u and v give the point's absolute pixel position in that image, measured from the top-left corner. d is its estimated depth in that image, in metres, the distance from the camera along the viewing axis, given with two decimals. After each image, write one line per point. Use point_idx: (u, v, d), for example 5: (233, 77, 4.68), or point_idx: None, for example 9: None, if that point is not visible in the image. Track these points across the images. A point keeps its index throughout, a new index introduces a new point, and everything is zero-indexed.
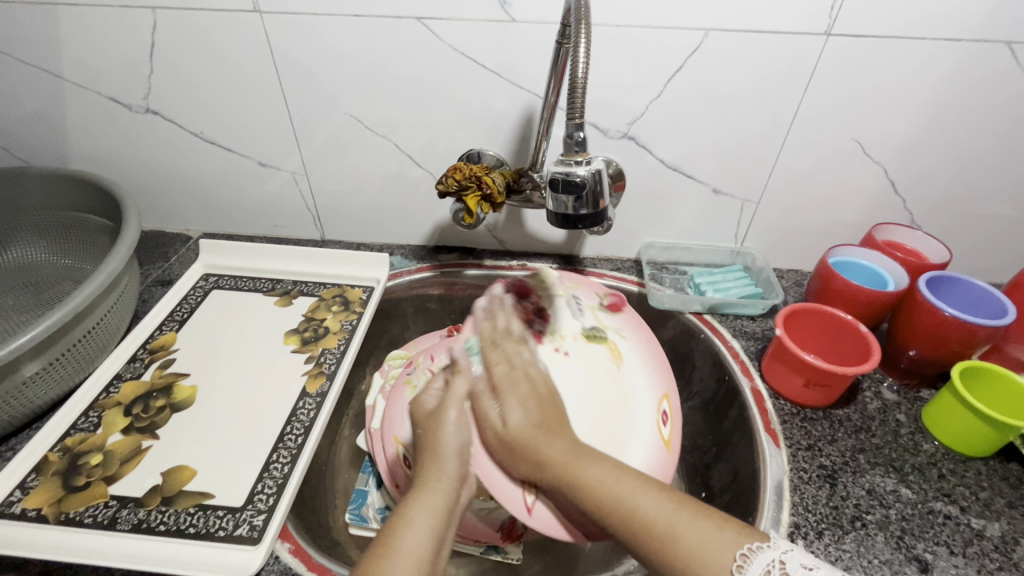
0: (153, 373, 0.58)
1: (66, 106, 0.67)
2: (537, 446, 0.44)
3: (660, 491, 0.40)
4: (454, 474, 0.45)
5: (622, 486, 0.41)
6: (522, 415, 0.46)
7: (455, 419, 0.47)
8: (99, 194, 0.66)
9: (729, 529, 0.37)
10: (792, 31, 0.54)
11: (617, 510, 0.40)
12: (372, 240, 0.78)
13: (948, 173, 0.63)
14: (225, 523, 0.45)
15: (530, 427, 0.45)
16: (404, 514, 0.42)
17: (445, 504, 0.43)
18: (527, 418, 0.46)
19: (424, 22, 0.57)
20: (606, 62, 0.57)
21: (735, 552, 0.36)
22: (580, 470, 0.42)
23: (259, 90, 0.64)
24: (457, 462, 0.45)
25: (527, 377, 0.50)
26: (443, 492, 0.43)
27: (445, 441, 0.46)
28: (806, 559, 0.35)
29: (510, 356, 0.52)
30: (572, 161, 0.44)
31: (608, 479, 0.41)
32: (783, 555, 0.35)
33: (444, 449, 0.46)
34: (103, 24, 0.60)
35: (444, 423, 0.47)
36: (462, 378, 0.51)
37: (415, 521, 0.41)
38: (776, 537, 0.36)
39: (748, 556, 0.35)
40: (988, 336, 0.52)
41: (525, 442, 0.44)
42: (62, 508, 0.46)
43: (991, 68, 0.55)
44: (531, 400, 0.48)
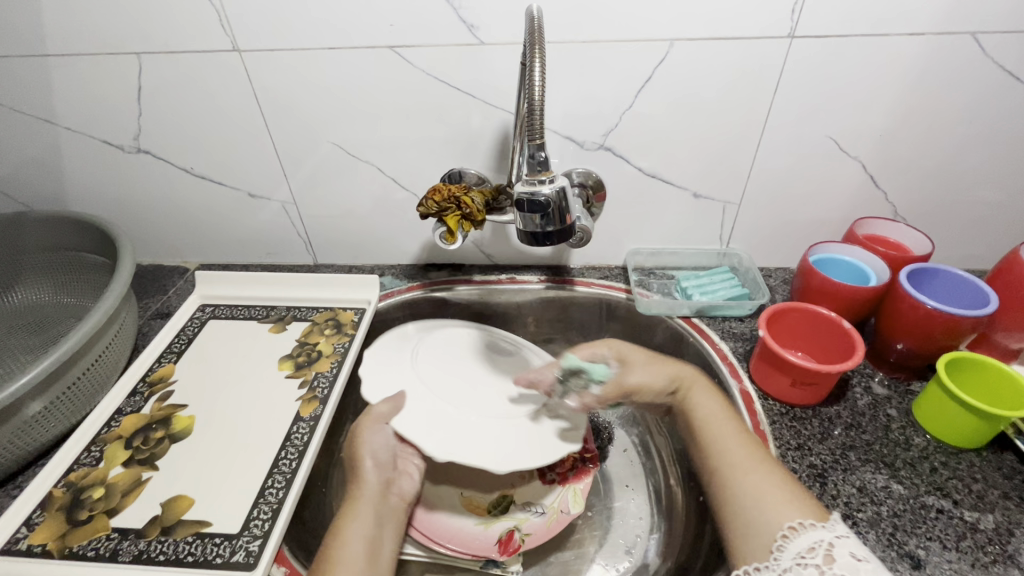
0: (152, 406, 0.60)
1: (62, 151, 0.70)
2: (682, 395, 0.55)
3: (763, 456, 0.48)
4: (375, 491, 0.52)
5: (734, 447, 0.48)
6: (648, 375, 0.56)
7: (371, 432, 0.54)
8: (97, 233, 0.68)
9: (788, 505, 0.43)
10: (755, 37, 0.55)
11: (721, 460, 0.48)
12: (364, 262, 0.80)
13: (928, 164, 0.63)
14: (221, 550, 0.46)
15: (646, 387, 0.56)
16: (338, 532, 0.47)
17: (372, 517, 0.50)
18: (658, 377, 0.56)
19: (397, 50, 0.58)
20: (575, 78, 0.58)
21: (784, 527, 0.42)
22: (706, 416, 0.52)
23: (243, 125, 0.66)
24: (377, 484, 0.53)
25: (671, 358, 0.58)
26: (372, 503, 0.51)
27: (363, 465, 0.53)
28: (856, 549, 0.39)
29: (627, 356, 0.58)
30: (536, 181, 0.46)
31: (713, 415, 0.52)
32: (835, 538, 0.40)
33: (364, 474, 0.52)
34: (93, 71, 0.62)
35: (363, 442, 0.54)
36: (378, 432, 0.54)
37: (349, 532, 0.47)
38: (834, 524, 0.41)
39: (794, 530, 0.41)
40: (972, 326, 0.52)
41: (657, 389, 0.56)
42: (66, 543, 0.47)
43: (958, 59, 0.55)
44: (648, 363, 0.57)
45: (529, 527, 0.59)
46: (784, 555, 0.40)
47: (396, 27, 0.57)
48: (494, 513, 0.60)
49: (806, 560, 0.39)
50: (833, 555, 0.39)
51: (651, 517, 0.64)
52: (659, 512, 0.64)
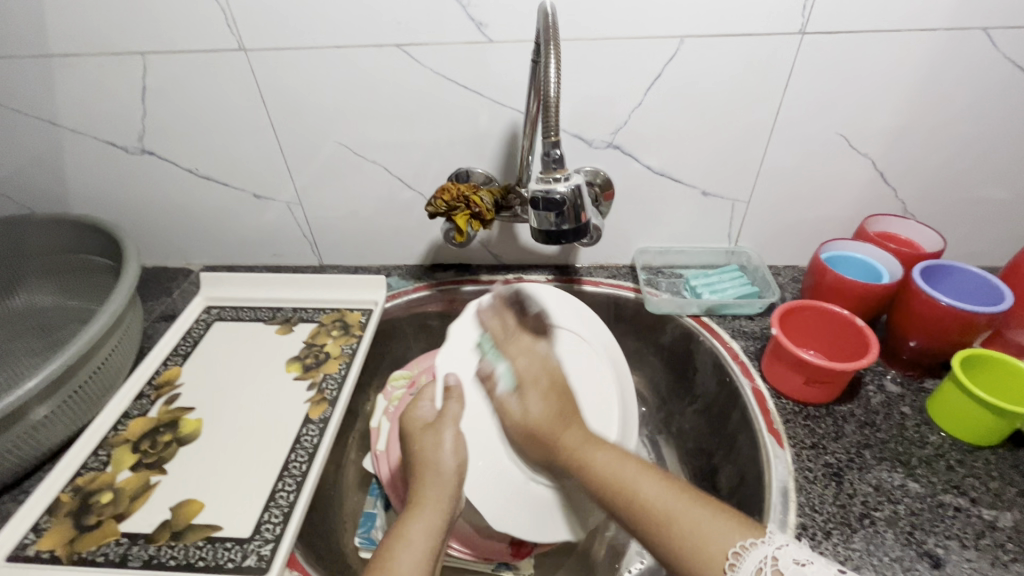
0: (159, 409, 0.59)
1: (65, 153, 0.69)
2: (555, 433, 0.51)
3: (663, 479, 0.43)
4: (451, 488, 0.48)
5: (623, 476, 0.44)
6: (541, 407, 0.53)
7: (450, 437, 0.51)
8: (101, 235, 0.68)
9: (723, 521, 0.39)
10: (765, 33, 0.54)
11: (620, 497, 0.43)
12: (370, 262, 0.79)
13: (938, 160, 0.62)
14: (233, 555, 0.46)
15: (545, 412, 0.53)
16: (402, 533, 0.44)
17: (441, 520, 0.46)
18: (548, 407, 0.53)
19: (404, 48, 0.58)
20: (585, 76, 0.58)
21: (730, 548, 0.38)
22: (592, 459, 0.47)
23: (249, 125, 0.65)
24: (456, 479, 0.49)
25: (546, 371, 0.57)
26: (440, 508, 0.46)
27: (445, 459, 0.50)
28: (798, 554, 0.37)
29: (529, 394, 0.55)
30: (551, 178, 0.46)
31: (611, 461, 0.46)
32: (777, 550, 0.36)
33: (446, 468, 0.49)
34: (96, 72, 0.61)
35: (443, 444, 0.50)
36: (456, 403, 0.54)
37: (412, 541, 0.43)
38: (772, 533, 0.38)
39: (741, 553, 0.37)
40: (987, 323, 0.52)
41: (545, 426, 0.52)
42: (74, 548, 0.47)
43: (970, 55, 0.55)
44: (551, 393, 0.54)
45: None
46: None
47: (403, 25, 0.56)
48: None
49: None
50: (780, 570, 0.36)
51: None
52: None
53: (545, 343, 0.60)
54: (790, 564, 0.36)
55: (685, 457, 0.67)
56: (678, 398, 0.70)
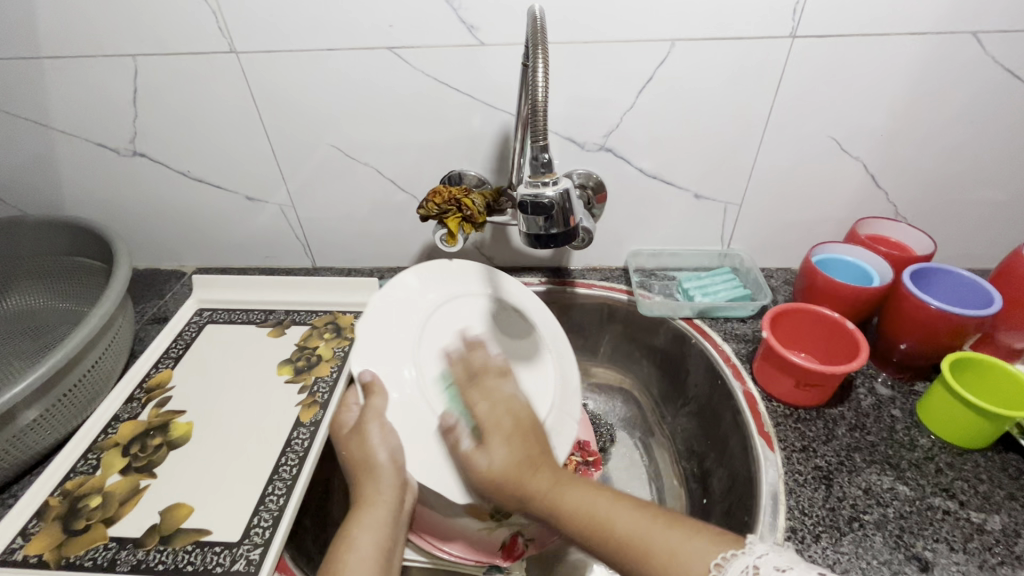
0: (149, 412, 0.59)
1: (56, 155, 0.69)
2: (521, 483, 0.44)
3: (634, 503, 0.42)
4: (391, 484, 0.49)
5: (600, 511, 0.41)
6: (505, 456, 0.45)
7: (376, 432, 0.51)
8: (92, 238, 0.68)
9: (701, 539, 0.38)
10: (756, 37, 0.54)
11: (602, 535, 0.40)
12: (363, 264, 0.79)
13: (929, 163, 0.62)
14: (222, 559, 0.46)
15: (512, 469, 0.45)
16: (347, 534, 0.47)
17: (387, 516, 0.48)
18: (512, 456, 0.45)
19: (396, 51, 0.58)
20: (576, 78, 0.58)
21: (712, 561, 0.37)
22: (563, 496, 0.43)
23: (241, 127, 0.65)
24: (393, 474, 0.50)
25: (510, 412, 0.49)
26: (383, 506, 0.49)
27: (377, 454, 0.50)
28: (780, 561, 0.36)
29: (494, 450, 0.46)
30: (539, 183, 0.45)
31: (580, 502, 0.42)
32: (757, 559, 0.35)
33: (379, 465, 0.50)
34: (86, 74, 0.61)
35: (372, 441, 0.50)
36: (378, 398, 0.52)
37: (358, 543, 0.46)
38: (751, 544, 0.37)
39: (723, 565, 0.36)
40: (977, 327, 0.52)
41: (514, 477, 0.44)
42: (62, 553, 0.46)
43: (959, 59, 0.55)
44: (513, 437, 0.46)
45: None
46: None
47: (395, 28, 0.56)
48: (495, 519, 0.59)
49: None
50: None
51: None
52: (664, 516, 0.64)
53: (510, 381, 0.53)
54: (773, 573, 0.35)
55: (678, 459, 0.67)
56: (671, 401, 0.70)
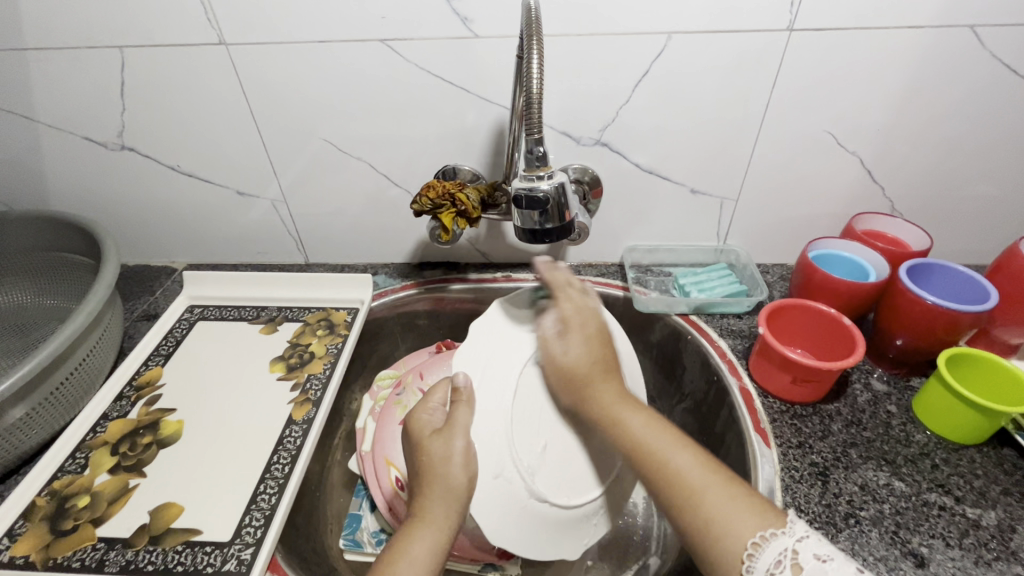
0: (139, 410, 0.58)
1: (42, 149, 0.68)
2: (589, 380, 0.50)
3: (694, 450, 0.43)
4: (459, 504, 0.44)
5: (657, 440, 0.44)
6: (580, 355, 0.51)
7: (461, 447, 0.46)
8: (80, 234, 0.66)
9: (751, 513, 0.39)
10: (753, 29, 0.54)
11: (653, 464, 0.43)
12: (356, 260, 0.78)
13: (926, 157, 0.62)
14: (212, 559, 0.45)
15: (586, 364, 0.51)
16: (401, 551, 0.42)
17: (445, 536, 0.43)
18: (588, 356, 0.51)
19: (388, 43, 0.57)
20: (571, 72, 0.57)
21: (749, 538, 0.38)
22: (624, 417, 0.47)
23: (232, 121, 0.64)
24: (466, 496, 0.44)
25: (582, 321, 0.53)
26: (440, 528, 0.43)
27: (454, 474, 0.44)
28: (819, 549, 0.36)
29: (570, 343, 0.52)
30: (534, 176, 0.45)
31: (647, 432, 0.45)
32: (796, 543, 0.36)
33: (455, 484, 0.44)
34: (72, 65, 0.60)
35: (449, 451, 0.45)
36: (464, 409, 0.48)
37: (415, 553, 0.42)
38: (793, 524, 0.38)
39: (759, 545, 0.37)
40: (973, 322, 0.52)
41: (580, 373, 0.50)
42: (49, 554, 0.46)
43: (958, 53, 0.55)
44: (593, 338, 0.52)
45: None
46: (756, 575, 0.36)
47: (387, 19, 0.55)
48: None
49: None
50: (800, 565, 0.36)
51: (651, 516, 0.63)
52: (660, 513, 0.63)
53: (594, 301, 0.56)
54: (811, 559, 0.35)
55: None
56: (667, 397, 0.70)
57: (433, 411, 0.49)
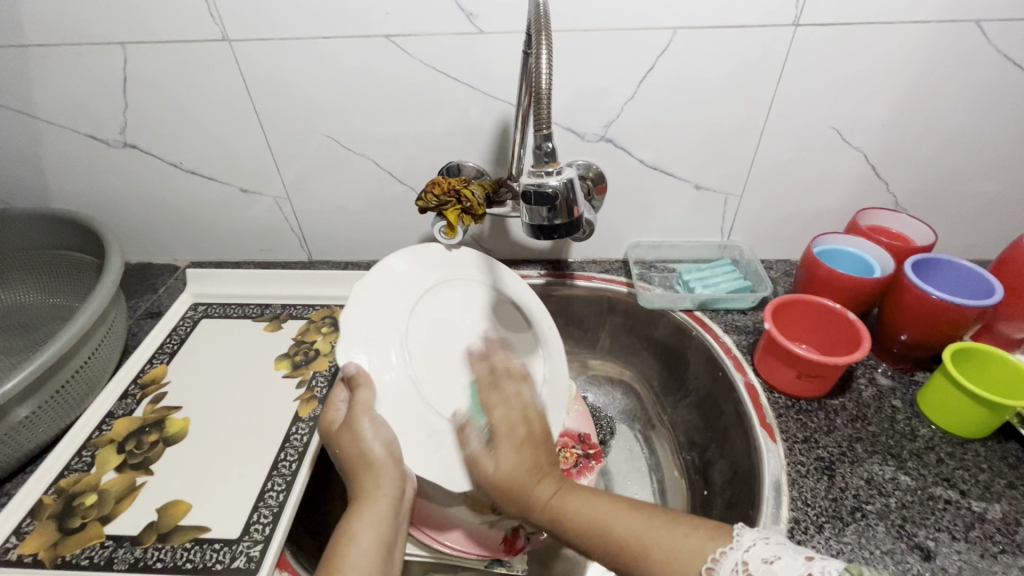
0: (144, 408, 0.58)
1: (43, 146, 0.67)
2: (526, 488, 0.44)
3: (633, 507, 0.42)
4: (390, 481, 0.47)
5: (612, 518, 0.41)
6: (513, 462, 0.45)
7: (370, 426, 0.48)
8: (83, 232, 0.66)
9: (698, 536, 0.38)
10: (757, 25, 0.54)
11: (606, 543, 0.40)
12: (360, 257, 0.78)
13: (930, 153, 0.62)
14: (221, 556, 0.45)
15: (522, 470, 0.45)
16: (348, 532, 0.44)
17: (386, 509, 0.47)
18: (522, 465, 0.45)
19: (393, 39, 0.57)
20: (576, 68, 0.57)
21: (708, 555, 0.37)
22: (564, 501, 0.43)
23: (235, 118, 0.64)
24: (390, 470, 0.48)
25: (524, 419, 0.49)
26: (381, 504, 0.46)
27: (371, 449, 0.48)
28: (767, 552, 0.35)
29: (501, 460, 0.45)
30: (542, 172, 0.45)
31: (598, 512, 0.42)
32: (745, 554, 0.35)
33: (375, 460, 0.47)
34: (73, 61, 0.60)
35: (364, 434, 0.48)
36: (365, 390, 0.50)
37: (359, 539, 0.44)
38: (739, 535, 0.37)
39: (715, 566, 0.36)
40: (977, 317, 0.52)
41: (523, 487, 0.44)
42: (58, 551, 0.46)
43: (963, 48, 0.55)
44: (514, 438, 0.47)
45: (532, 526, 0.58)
46: None
47: (392, 15, 0.55)
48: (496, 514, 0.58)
49: None
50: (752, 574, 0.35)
51: None
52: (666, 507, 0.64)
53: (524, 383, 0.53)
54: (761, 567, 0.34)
55: (678, 450, 0.67)
56: (670, 392, 0.70)
57: (340, 405, 0.51)
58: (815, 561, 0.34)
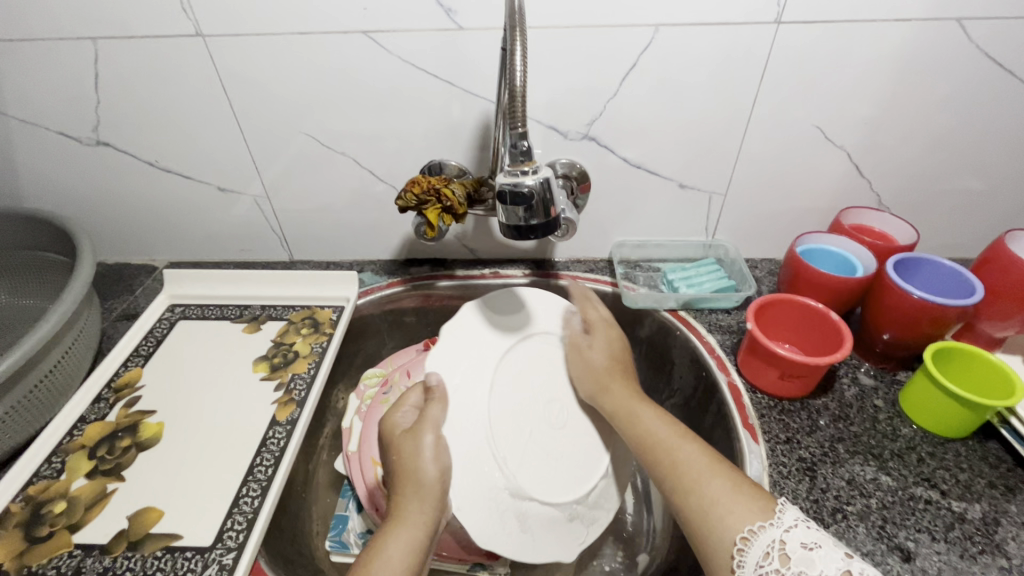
0: (118, 412, 0.57)
1: (13, 144, 0.65)
2: (605, 377, 0.55)
3: (701, 445, 0.46)
4: (434, 501, 0.47)
5: (665, 436, 0.47)
6: (603, 354, 0.57)
7: (430, 443, 0.49)
8: (56, 232, 0.65)
9: (740, 505, 0.40)
10: (739, 22, 0.53)
11: (660, 455, 0.46)
12: (342, 257, 0.77)
13: (913, 151, 0.62)
14: (193, 565, 0.44)
15: (607, 361, 0.57)
16: (378, 548, 0.43)
17: (424, 534, 0.45)
18: (610, 355, 0.57)
19: (370, 36, 0.56)
20: (558, 65, 0.56)
21: (738, 532, 0.38)
22: (639, 412, 0.51)
23: (211, 116, 0.62)
24: (439, 489, 0.48)
25: (613, 328, 0.60)
26: (419, 524, 0.45)
27: (425, 468, 0.48)
28: (807, 537, 0.36)
29: (592, 346, 0.58)
30: (518, 172, 0.44)
31: (655, 427, 0.48)
32: (784, 533, 0.37)
33: (426, 479, 0.47)
34: (43, 57, 0.58)
35: (422, 450, 0.49)
36: (436, 405, 0.52)
37: (385, 550, 0.43)
38: (782, 514, 0.38)
39: (754, 535, 0.37)
40: (958, 317, 0.52)
41: (598, 371, 0.56)
42: (24, 561, 0.44)
43: (945, 47, 0.54)
44: (613, 342, 0.59)
45: None
46: (746, 570, 0.37)
47: (369, 11, 0.54)
48: None
49: (764, 568, 0.36)
50: (787, 555, 0.36)
51: (640, 512, 0.63)
52: (649, 509, 0.63)
53: (601, 305, 0.63)
54: (797, 548, 0.36)
55: None
56: (655, 393, 0.70)
57: (405, 413, 0.53)
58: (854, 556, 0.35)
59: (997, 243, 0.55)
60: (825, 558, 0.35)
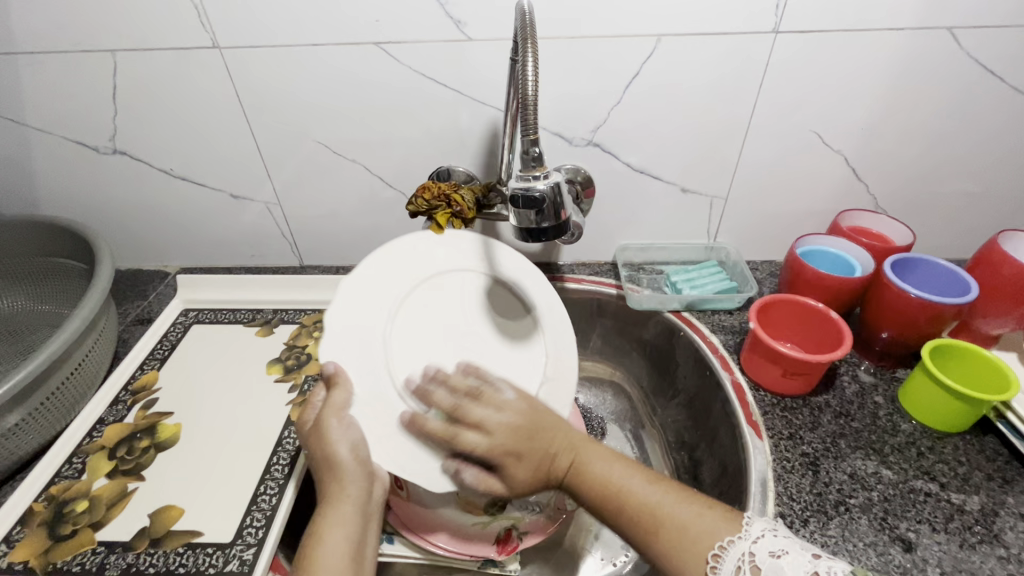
0: (136, 414, 0.58)
1: (32, 153, 0.67)
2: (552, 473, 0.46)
3: (649, 477, 0.45)
4: (356, 482, 0.47)
5: (619, 490, 0.44)
6: (524, 471, 0.46)
7: (337, 426, 0.47)
8: (74, 239, 0.66)
9: (711, 515, 0.42)
10: (738, 32, 0.55)
11: (626, 514, 0.43)
12: (352, 262, 0.78)
13: (908, 155, 0.64)
14: (214, 560, 0.45)
15: (528, 467, 0.46)
16: (321, 534, 0.44)
17: (356, 519, 0.46)
18: (529, 468, 0.46)
19: (383, 47, 0.58)
20: (564, 73, 0.58)
21: (711, 548, 0.40)
22: (586, 473, 0.45)
23: (226, 125, 0.64)
24: (356, 469, 0.47)
25: (505, 425, 0.46)
26: (350, 510, 0.46)
27: (337, 451, 0.46)
28: (773, 545, 0.39)
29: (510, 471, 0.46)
30: (530, 176, 0.46)
31: (607, 481, 0.45)
32: (753, 544, 0.39)
33: (340, 463, 0.46)
34: (64, 70, 0.60)
35: (330, 435, 0.47)
36: (341, 390, 0.48)
37: (328, 538, 0.44)
38: (750, 526, 0.40)
39: (725, 548, 0.39)
40: (954, 314, 0.53)
41: (537, 475, 0.46)
42: (49, 558, 0.45)
43: (937, 55, 0.56)
44: (518, 448, 0.46)
45: (525, 525, 0.57)
46: None
47: (381, 23, 0.56)
48: (490, 513, 0.56)
49: None
50: (758, 565, 0.38)
51: None
52: None
53: (491, 393, 0.48)
54: (766, 557, 0.38)
55: (667, 450, 0.68)
56: (660, 393, 0.71)
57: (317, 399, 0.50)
58: (819, 558, 0.37)
59: (990, 243, 0.57)
60: (793, 563, 0.37)
